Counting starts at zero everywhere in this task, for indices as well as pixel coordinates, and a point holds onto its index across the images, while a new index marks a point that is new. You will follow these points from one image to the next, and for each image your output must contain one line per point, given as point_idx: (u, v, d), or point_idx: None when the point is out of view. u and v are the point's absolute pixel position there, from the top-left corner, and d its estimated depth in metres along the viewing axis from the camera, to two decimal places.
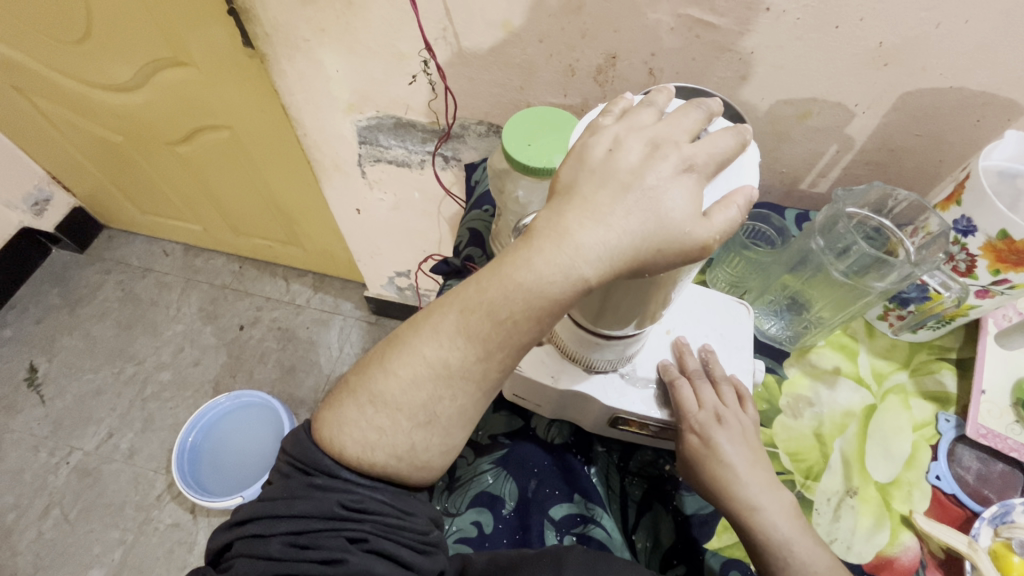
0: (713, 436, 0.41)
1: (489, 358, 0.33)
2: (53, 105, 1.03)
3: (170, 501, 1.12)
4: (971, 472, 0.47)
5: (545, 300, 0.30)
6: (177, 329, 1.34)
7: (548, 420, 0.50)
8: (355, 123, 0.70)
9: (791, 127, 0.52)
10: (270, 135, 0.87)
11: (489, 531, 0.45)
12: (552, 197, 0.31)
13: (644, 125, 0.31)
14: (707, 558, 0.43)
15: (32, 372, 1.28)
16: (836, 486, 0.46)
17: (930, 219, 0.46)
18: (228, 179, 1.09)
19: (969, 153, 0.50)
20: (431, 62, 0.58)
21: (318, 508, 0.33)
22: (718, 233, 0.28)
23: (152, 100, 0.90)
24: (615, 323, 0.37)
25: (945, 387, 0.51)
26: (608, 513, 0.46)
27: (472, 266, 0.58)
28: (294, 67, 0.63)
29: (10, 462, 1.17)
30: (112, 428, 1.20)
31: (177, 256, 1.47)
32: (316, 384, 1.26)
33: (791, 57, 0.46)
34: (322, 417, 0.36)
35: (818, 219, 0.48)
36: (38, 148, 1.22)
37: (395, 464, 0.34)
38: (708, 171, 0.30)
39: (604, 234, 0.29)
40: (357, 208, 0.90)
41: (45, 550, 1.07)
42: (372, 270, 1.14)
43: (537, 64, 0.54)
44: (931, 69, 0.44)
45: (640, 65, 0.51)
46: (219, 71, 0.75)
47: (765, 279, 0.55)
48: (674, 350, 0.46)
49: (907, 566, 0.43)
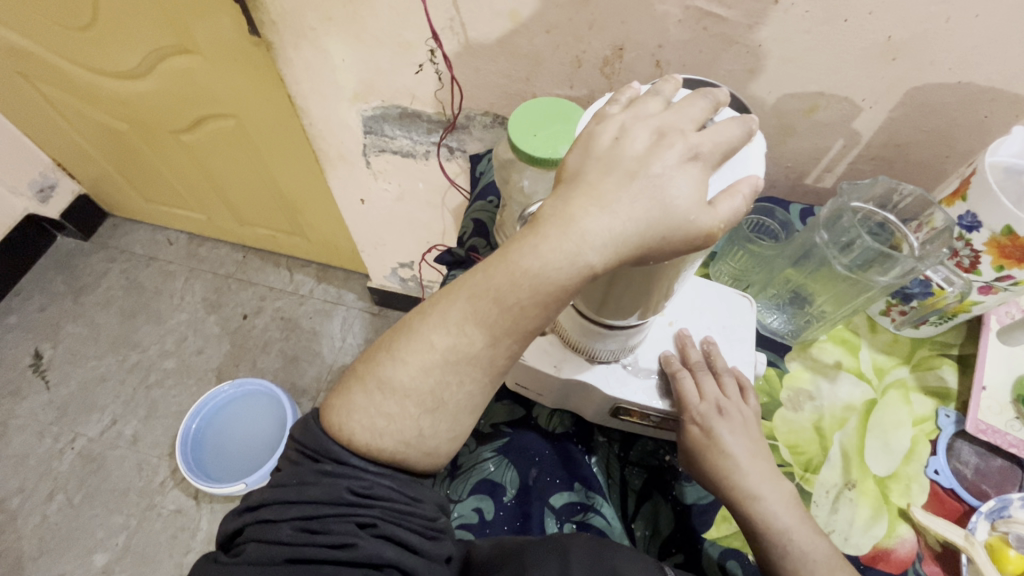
0: (715, 427, 0.41)
1: (497, 344, 0.33)
2: (59, 91, 1.04)
3: (174, 487, 1.13)
4: (969, 467, 0.48)
5: (552, 288, 0.30)
6: (180, 317, 1.35)
7: (549, 410, 0.51)
8: (360, 112, 0.70)
9: (797, 121, 0.52)
10: (275, 124, 0.87)
11: (489, 518, 0.46)
12: (559, 185, 0.32)
13: (650, 114, 0.32)
14: (706, 547, 0.44)
15: (37, 358, 1.29)
16: (835, 479, 0.47)
17: (935, 214, 0.45)
18: (231, 167, 1.09)
19: (975, 149, 0.50)
20: (439, 51, 0.58)
21: (327, 493, 0.34)
22: (723, 222, 0.28)
23: (158, 87, 0.90)
24: (618, 313, 0.38)
25: (946, 383, 0.51)
26: (608, 502, 0.46)
27: (476, 256, 0.58)
28: (300, 55, 0.64)
29: (16, 447, 1.18)
30: (116, 414, 1.21)
31: (181, 244, 1.47)
32: (319, 374, 1.27)
33: (797, 50, 0.46)
34: (331, 404, 0.37)
35: (823, 213, 0.48)
36: (44, 134, 1.22)
37: (403, 450, 0.35)
38: (714, 160, 0.30)
39: (610, 221, 0.29)
40: (361, 198, 0.90)
41: (50, 534, 1.08)
42: (375, 261, 1.14)
43: (543, 56, 0.54)
44: (939, 63, 0.44)
45: (647, 57, 0.51)
46: (225, 59, 0.75)
47: (768, 273, 0.55)
48: (677, 342, 0.46)
49: (904, 559, 0.43)
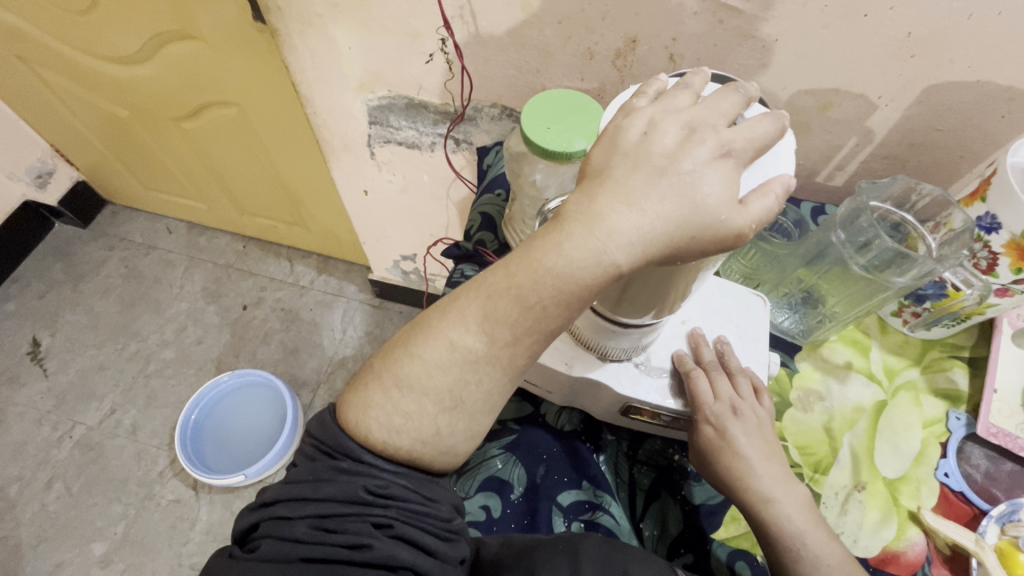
0: (729, 428, 0.41)
1: (517, 343, 0.33)
2: (58, 76, 1.02)
3: (173, 477, 1.12)
4: (979, 470, 0.47)
5: (574, 287, 0.30)
6: (180, 307, 1.34)
7: (557, 407, 0.50)
8: (365, 102, 0.69)
9: (811, 118, 0.51)
10: (277, 112, 0.86)
11: (497, 515, 0.46)
12: (584, 180, 0.31)
13: (679, 108, 0.31)
14: (715, 547, 0.43)
15: (35, 346, 1.28)
16: (845, 481, 0.46)
17: (954, 215, 0.45)
18: (232, 156, 1.08)
19: (993, 149, 0.49)
20: (449, 40, 0.56)
21: (342, 492, 0.33)
22: (754, 222, 0.28)
23: (159, 73, 0.89)
24: (635, 311, 0.37)
25: (957, 385, 0.51)
26: (616, 501, 0.46)
27: (485, 251, 0.57)
28: (305, 43, 0.62)
29: (13, 435, 1.17)
30: (114, 404, 1.21)
31: (180, 233, 1.46)
32: (319, 365, 1.26)
33: (815, 45, 0.45)
34: (347, 400, 0.36)
35: (840, 212, 0.48)
36: (41, 120, 1.20)
37: (419, 449, 0.34)
38: (746, 157, 0.29)
39: (637, 219, 0.28)
40: (365, 189, 0.89)
41: (48, 523, 1.08)
42: (377, 253, 1.13)
43: (554, 47, 0.53)
44: (959, 61, 0.43)
45: (660, 49, 0.50)
46: (228, 46, 0.74)
47: (780, 272, 0.54)
48: (689, 341, 0.46)
49: (913, 561, 0.43)
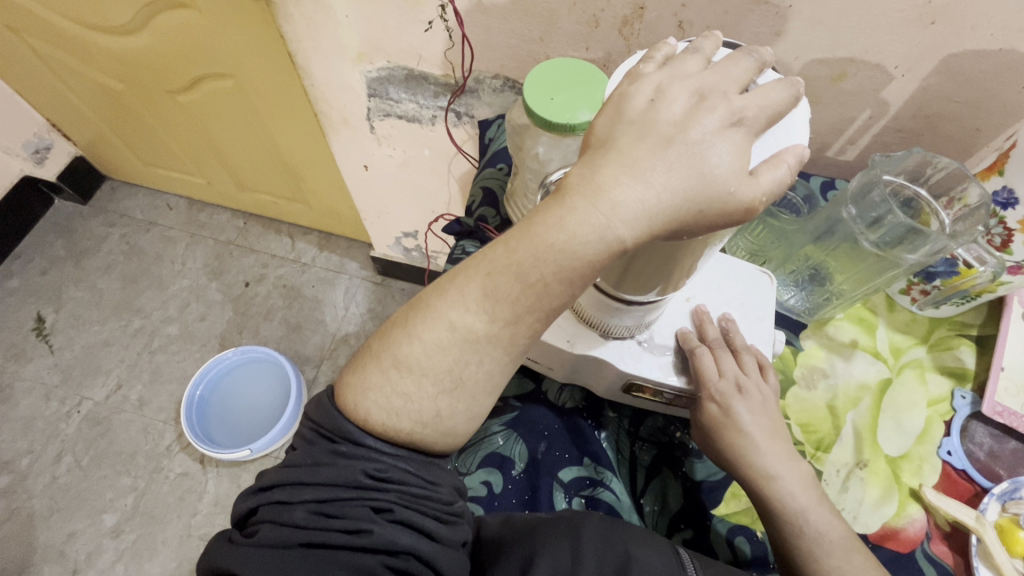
0: (733, 405, 0.41)
1: (518, 322, 0.32)
2: (51, 47, 0.99)
3: (180, 451, 1.14)
4: (983, 449, 0.47)
5: (576, 263, 0.29)
6: (182, 284, 1.34)
7: (559, 384, 0.50)
8: (364, 73, 0.67)
9: (824, 89, 0.50)
10: (274, 84, 0.84)
11: (499, 491, 0.46)
12: (586, 152, 0.30)
13: (689, 73, 0.30)
14: (714, 523, 0.44)
15: (39, 322, 1.29)
16: (847, 458, 0.46)
17: (971, 189, 0.43)
18: (230, 129, 1.06)
19: (1011, 121, 0.47)
20: (448, 6, 0.54)
21: (341, 476, 0.33)
22: (765, 194, 0.27)
23: (154, 44, 0.86)
24: (640, 288, 0.36)
25: (963, 363, 0.50)
26: (617, 478, 0.46)
27: (486, 227, 0.57)
28: (301, 11, 0.60)
29: (22, 409, 1.18)
30: (120, 379, 1.22)
31: (181, 210, 1.45)
32: (322, 342, 1.26)
33: (830, 12, 0.43)
34: (346, 382, 0.36)
35: (852, 186, 0.46)
36: (36, 93, 1.18)
37: (419, 431, 0.34)
38: (758, 126, 0.28)
39: (642, 192, 0.27)
40: (365, 164, 0.87)
41: (59, 495, 1.10)
42: (380, 230, 1.12)
43: (559, 14, 0.51)
44: (982, 28, 0.41)
45: (669, 17, 0.48)
46: (222, 13, 0.71)
47: (787, 248, 0.53)
48: (693, 318, 0.45)
49: (912, 538, 0.43)
